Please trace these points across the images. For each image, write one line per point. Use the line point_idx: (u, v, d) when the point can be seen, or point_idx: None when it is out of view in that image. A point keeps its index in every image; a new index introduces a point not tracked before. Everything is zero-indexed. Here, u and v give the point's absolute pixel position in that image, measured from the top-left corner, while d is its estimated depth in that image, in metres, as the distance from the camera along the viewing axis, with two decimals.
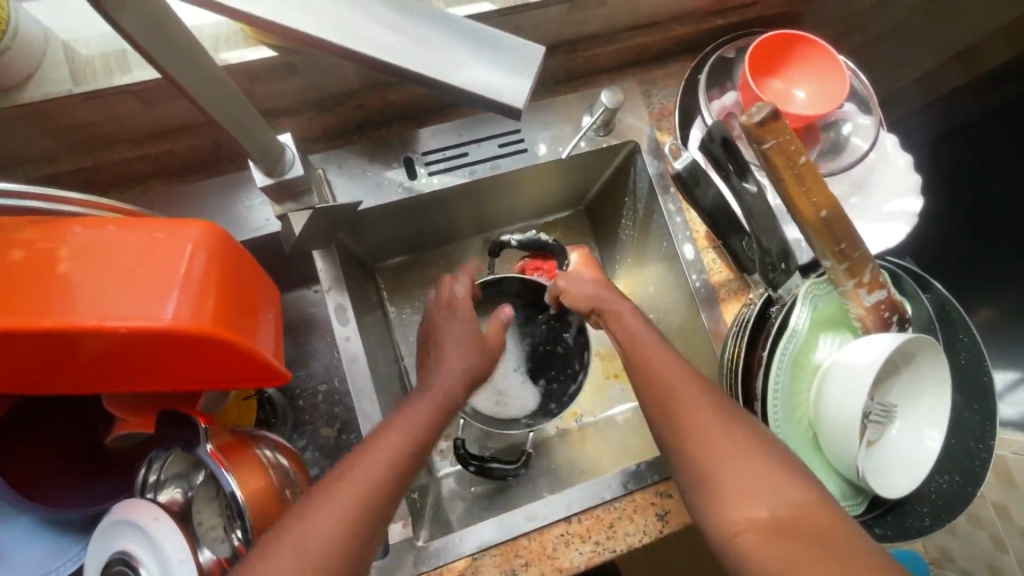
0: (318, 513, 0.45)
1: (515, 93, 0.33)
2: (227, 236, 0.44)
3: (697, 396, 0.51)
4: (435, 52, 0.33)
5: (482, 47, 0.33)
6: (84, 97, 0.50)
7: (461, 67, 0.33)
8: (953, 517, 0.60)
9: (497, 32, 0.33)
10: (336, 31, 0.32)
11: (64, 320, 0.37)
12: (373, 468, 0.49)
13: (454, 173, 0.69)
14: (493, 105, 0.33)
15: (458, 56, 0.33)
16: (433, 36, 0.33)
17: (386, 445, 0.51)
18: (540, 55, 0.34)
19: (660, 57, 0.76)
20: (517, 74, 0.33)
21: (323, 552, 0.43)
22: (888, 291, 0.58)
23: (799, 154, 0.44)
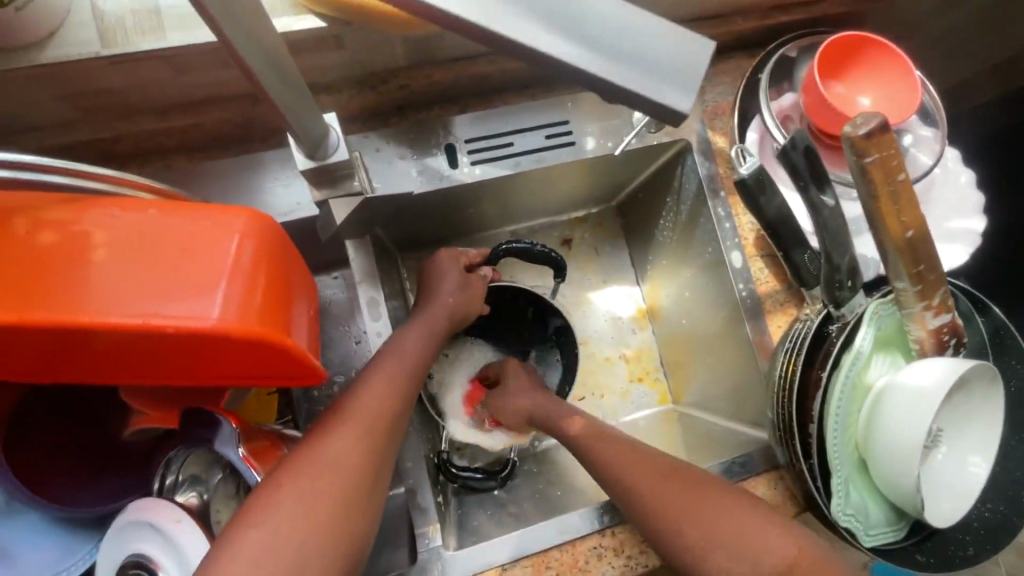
0: (308, 466, 0.45)
1: (643, 86, 0.29)
2: (273, 224, 0.40)
3: (657, 478, 0.55)
4: (578, 36, 0.29)
5: (626, 35, 0.29)
6: (112, 60, 0.45)
7: (610, 56, 0.29)
8: (999, 547, 0.59)
9: (634, 14, 0.29)
10: (471, 6, 0.28)
11: (101, 318, 0.34)
12: (357, 419, 0.50)
13: (497, 164, 0.65)
14: (629, 100, 0.29)
15: (607, 44, 0.29)
16: (576, 18, 0.29)
17: (366, 397, 0.52)
18: (711, 51, 0.29)
19: (715, 52, 0.72)
20: (642, 67, 0.29)
21: (320, 501, 0.44)
22: (952, 314, 0.56)
23: (899, 170, 0.41)
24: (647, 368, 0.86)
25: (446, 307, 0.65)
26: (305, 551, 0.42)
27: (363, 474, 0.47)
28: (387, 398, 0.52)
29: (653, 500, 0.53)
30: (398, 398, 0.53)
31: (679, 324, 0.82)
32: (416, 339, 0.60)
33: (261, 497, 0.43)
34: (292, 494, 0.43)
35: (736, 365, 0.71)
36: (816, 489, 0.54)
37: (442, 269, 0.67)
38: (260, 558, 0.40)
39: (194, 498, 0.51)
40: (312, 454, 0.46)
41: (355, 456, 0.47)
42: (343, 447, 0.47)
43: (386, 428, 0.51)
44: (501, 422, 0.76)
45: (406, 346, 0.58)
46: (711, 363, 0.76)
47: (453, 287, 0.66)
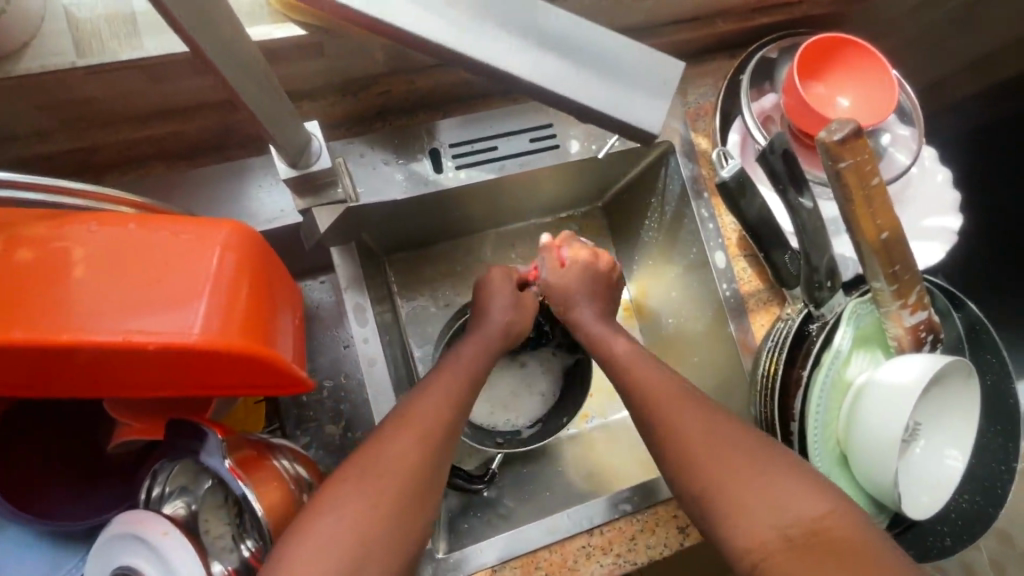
0: (372, 466, 0.48)
1: (606, 103, 0.30)
2: (255, 234, 0.40)
3: (708, 428, 0.50)
4: (560, 62, 0.30)
5: (605, 55, 0.30)
6: (88, 70, 0.45)
7: (577, 78, 0.30)
8: (975, 538, 0.60)
9: (599, 34, 0.30)
10: (449, 28, 0.28)
11: (81, 336, 0.34)
12: (415, 423, 0.51)
13: (482, 168, 0.65)
14: (610, 120, 0.30)
15: (576, 66, 0.30)
16: (554, 45, 0.30)
17: (429, 403, 0.53)
18: (681, 71, 0.31)
19: (697, 53, 0.73)
20: (613, 85, 0.29)
21: (383, 498, 0.46)
22: (928, 312, 0.57)
23: (872, 174, 0.42)
24: None
25: (500, 325, 0.65)
26: (366, 547, 0.44)
27: (420, 476, 0.49)
28: (440, 405, 0.53)
29: (699, 460, 0.48)
30: (453, 405, 0.54)
31: (666, 323, 0.82)
32: (471, 353, 0.61)
33: (334, 489, 0.46)
34: (357, 497, 0.46)
35: (722, 364, 0.72)
36: None
37: (494, 286, 0.67)
38: (325, 550, 0.43)
39: (181, 508, 0.51)
40: (376, 455, 0.48)
41: (411, 459, 0.49)
42: (403, 449, 0.49)
43: (442, 433, 0.52)
44: (491, 433, 0.76)
45: (462, 359, 0.60)
46: (696, 361, 0.77)
47: (505, 303, 0.66)
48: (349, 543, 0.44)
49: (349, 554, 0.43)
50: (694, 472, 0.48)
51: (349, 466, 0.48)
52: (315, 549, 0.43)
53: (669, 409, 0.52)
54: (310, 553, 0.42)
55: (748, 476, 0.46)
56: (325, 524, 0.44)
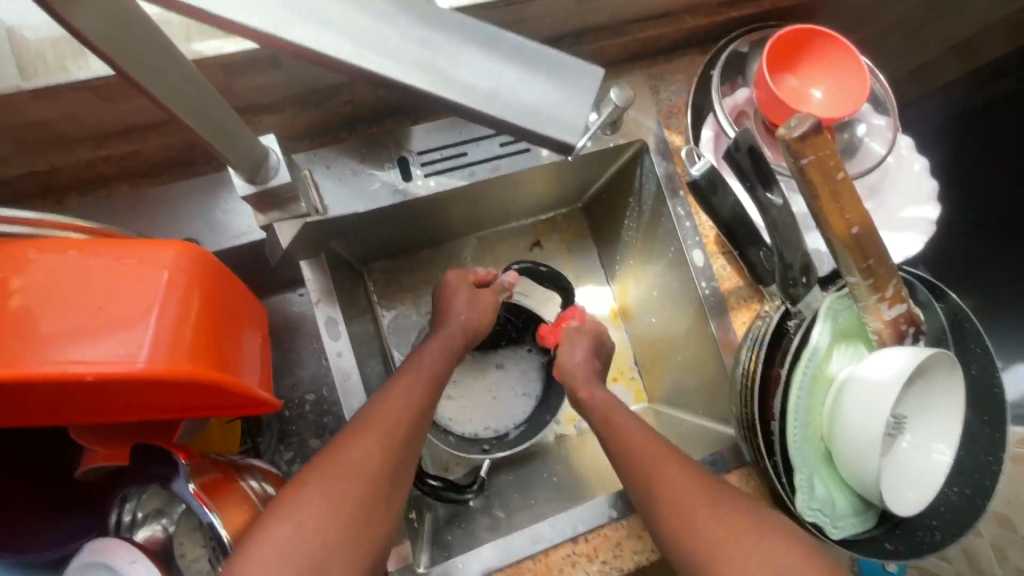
0: (331, 469, 0.46)
1: (532, 118, 0.27)
2: (206, 255, 0.39)
3: (691, 494, 0.51)
4: (473, 78, 0.27)
5: (526, 67, 0.27)
6: (34, 93, 0.44)
7: (498, 89, 0.26)
8: (964, 531, 0.59)
9: (527, 43, 0.27)
10: (348, 44, 0.26)
11: (20, 368, 0.33)
12: (376, 426, 0.50)
13: (452, 175, 0.64)
14: (526, 137, 0.27)
15: (497, 77, 0.27)
16: (476, 58, 0.26)
17: (392, 407, 0.52)
18: (599, 76, 0.27)
19: (669, 50, 0.72)
20: (541, 89, 0.27)
21: (341, 504, 0.45)
22: (908, 305, 0.56)
23: (837, 169, 0.41)
24: (622, 368, 0.88)
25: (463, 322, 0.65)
26: (324, 556, 0.43)
27: (381, 482, 0.47)
28: (403, 407, 0.52)
29: (685, 525, 0.49)
30: (415, 407, 0.53)
31: (651, 323, 0.82)
32: (434, 354, 0.60)
33: (289, 496, 0.45)
34: (317, 502, 0.44)
35: (706, 363, 0.71)
36: (782, 485, 0.54)
37: (452, 288, 0.68)
38: (280, 560, 0.41)
39: (158, 531, 0.50)
40: (336, 459, 0.47)
41: (371, 460, 0.48)
42: (363, 450, 0.48)
43: (403, 434, 0.51)
44: (476, 440, 0.75)
45: (423, 361, 0.59)
46: (681, 360, 0.77)
47: (462, 302, 0.66)
48: (305, 549, 0.42)
49: (305, 561, 0.42)
50: (689, 543, 0.48)
51: (305, 471, 0.47)
52: (269, 557, 0.41)
53: (657, 472, 0.53)
54: (264, 561, 0.41)
55: (741, 538, 0.47)
56: (281, 530, 0.42)
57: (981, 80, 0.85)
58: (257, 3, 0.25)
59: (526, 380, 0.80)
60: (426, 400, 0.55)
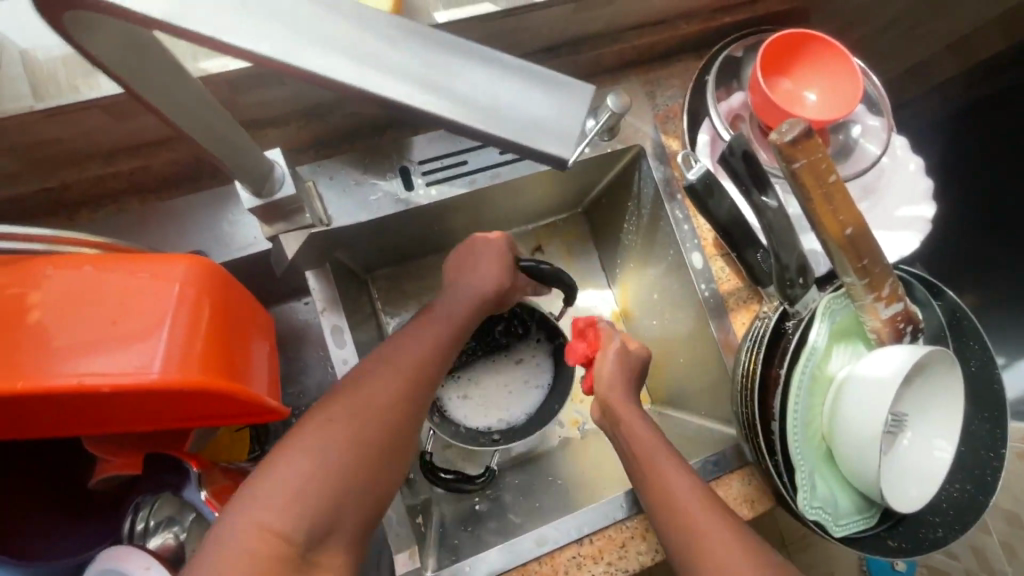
0: (346, 413, 0.48)
1: (528, 132, 0.27)
2: (216, 268, 0.40)
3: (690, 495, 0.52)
4: (466, 93, 0.27)
5: (518, 82, 0.28)
6: (46, 113, 0.45)
7: (494, 105, 0.27)
8: (967, 527, 0.60)
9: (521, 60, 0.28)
10: (349, 64, 0.27)
11: (38, 382, 0.34)
12: (386, 377, 0.51)
13: (452, 183, 0.65)
14: (517, 148, 0.28)
15: (492, 93, 0.27)
16: (472, 75, 0.27)
17: (413, 348, 0.54)
18: (587, 90, 0.28)
19: (664, 56, 0.73)
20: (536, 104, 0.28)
21: (360, 427, 0.47)
22: (905, 303, 0.57)
23: (829, 172, 0.42)
24: None
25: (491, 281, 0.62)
26: (341, 471, 0.45)
27: (397, 413, 0.50)
28: (414, 362, 0.53)
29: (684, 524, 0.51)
30: (426, 362, 0.54)
31: (652, 325, 0.83)
32: (449, 308, 0.59)
33: (301, 435, 0.46)
34: (338, 424, 0.46)
35: (707, 364, 0.72)
36: (783, 484, 0.55)
37: (481, 251, 0.63)
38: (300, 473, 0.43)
39: (170, 539, 0.50)
40: (359, 388, 0.49)
41: (381, 412, 0.49)
42: (373, 402, 0.49)
43: (413, 388, 0.51)
44: (486, 432, 0.77)
45: (435, 316, 0.58)
46: (682, 361, 0.78)
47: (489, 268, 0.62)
48: (315, 488, 0.43)
49: (314, 498, 0.43)
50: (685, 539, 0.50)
51: (318, 413, 0.47)
52: (280, 492, 0.42)
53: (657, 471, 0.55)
54: (274, 496, 0.42)
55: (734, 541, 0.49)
56: (291, 468, 0.43)
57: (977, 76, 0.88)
58: (260, 29, 0.26)
59: (534, 368, 0.80)
60: (438, 358, 0.55)
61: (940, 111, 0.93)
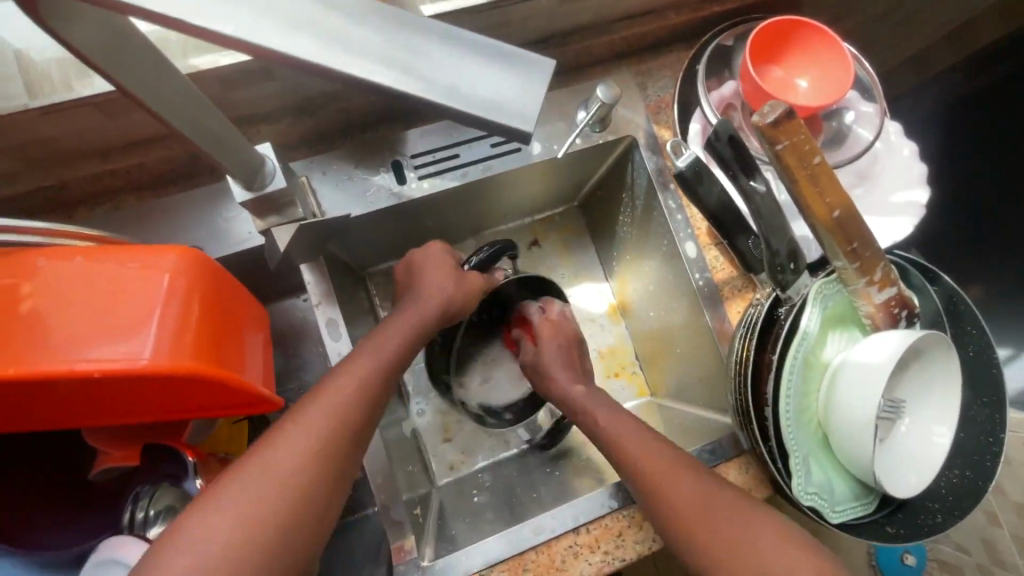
0: (287, 441, 0.45)
1: (499, 110, 0.28)
2: (207, 260, 0.41)
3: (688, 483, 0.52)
4: (436, 74, 0.28)
5: (486, 62, 0.28)
6: (42, 111, 0.46)
7: (458, 83, 0.28)
8: (966, 513, 0.59)
9: (491, 41, 0.28)
10: (322, 47, 0.27)
11: (30, 368, 0.34)
12: (334, 399, 0.49)
13: (444, 176, 0.66)
14: (486, 126, 0.28)
15: (459, 73, 0.28)
16: (441, 57, 0.28)
17: (360, 367, 0.52)
18: (552, 67, 0.29)
19: (655, 47, 0.73)
20: (504, 82, 0.28)
21: (306, 458, 0.45)
22: (898, 287, 0.56)
23: (813, 153, 0.42)
24: (623, 363, 0.88)
25: (437, 298, 0.63)
26: (286, 507, 0.43)
27: (344, 437, 0.48)
28: (363, 379, 0.51)
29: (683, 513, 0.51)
30: (375, 379, 0.52)
31: (649, 317, 0.83)
32: (397, 331, 0.59)
33: (244, 469, 0.43)
34: (280, 456, 0.44)
35: (703, 353, 0.72)
36: (777, 470, 0.55)
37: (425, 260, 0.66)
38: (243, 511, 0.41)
39: (169, 530, 0.50)
40: (300, 417, 0.47)
41: (329, 434, 0.47)
42: (320, 423, 0.47)
43: (363, 408, 0.50)
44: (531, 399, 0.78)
45: (384, 336, 0.57)
46: (680, 352, 0.78)
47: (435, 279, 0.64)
48: (258, 524, 0.41)
49: (258, 534, 0.41)
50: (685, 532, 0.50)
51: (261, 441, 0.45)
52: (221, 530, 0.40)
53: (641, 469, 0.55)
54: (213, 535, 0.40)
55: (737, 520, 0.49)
56: (231, 503, 0.41)
57: (976, 64, 0.87)
58: (234, 13, 0.27)
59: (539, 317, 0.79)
60: (389, 371, 0.54)
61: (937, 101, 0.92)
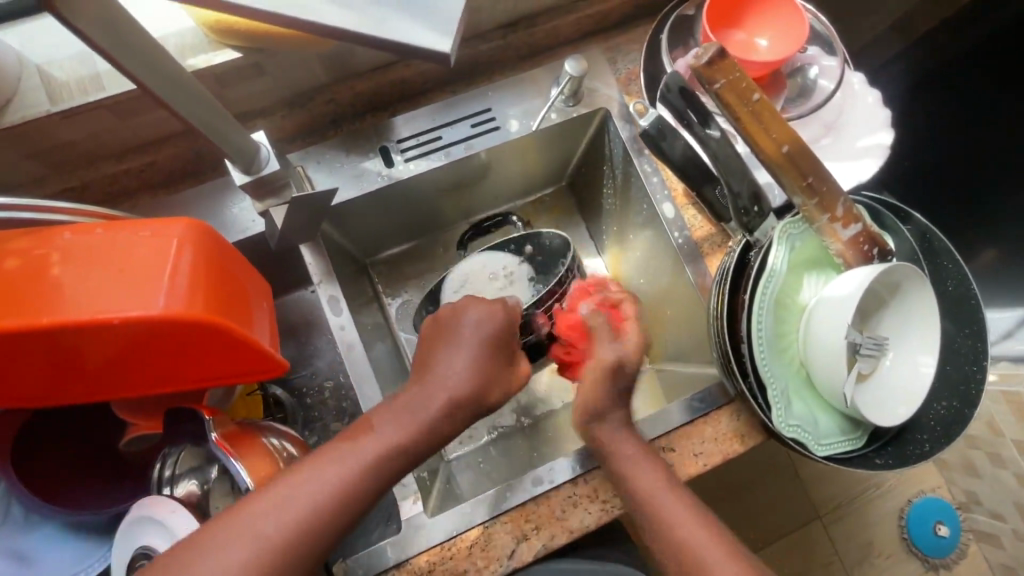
0: (261, 516, 0.45)
1: (433, 36, 0.29)
2: (210, 229, 0.47)
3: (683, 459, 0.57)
4: (362, 9, 0.29)
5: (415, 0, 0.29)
6: (62, 115, 0.52)
7: (390, 18, 0.29)
8: (953, 440, 0.60)
9: None
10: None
11: (59, 318, 0.40)
12: (293, 507, 0.46)
13: (429, 158, 0.71)
14: (424, 57, 0.29)
15: (390, 11, 0.29)
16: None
17: (361, 443, 0.50)
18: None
19: (622, 23, 0.77)
20: (433, 17, 0.29)
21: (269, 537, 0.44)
22: (864, 223, 0.58)
23: (750, 93, 0.52)
24: None
25: (442, 389, 0.54)
26: None
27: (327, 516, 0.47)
28: (339, 483, 0.48)
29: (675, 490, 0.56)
30: (363, 470, 0.49)
31: (641, 285, 0.85)
32: (395, 420, 0.52)
33: (208, 534, 0.44)
34: (246, 526, 0.44)
35: (689, 311, 0.75)
36: (758, 404, 0.57)
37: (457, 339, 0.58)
38: None
39: (194, 487, 0.55)
40: (289, 487, 0.46)
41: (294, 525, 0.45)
42: (278, 525, 0.45)
43: (310, 538, 0.46)
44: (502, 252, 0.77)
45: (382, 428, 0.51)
46: (671, 316, 0.81)
47: (455, 365, 0.56)
48: None
49: None
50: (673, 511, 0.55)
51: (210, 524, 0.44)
52: None
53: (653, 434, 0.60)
54: None
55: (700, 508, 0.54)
56: None
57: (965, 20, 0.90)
58: None
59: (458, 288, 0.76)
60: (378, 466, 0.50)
61: (928, 63, 0.95)
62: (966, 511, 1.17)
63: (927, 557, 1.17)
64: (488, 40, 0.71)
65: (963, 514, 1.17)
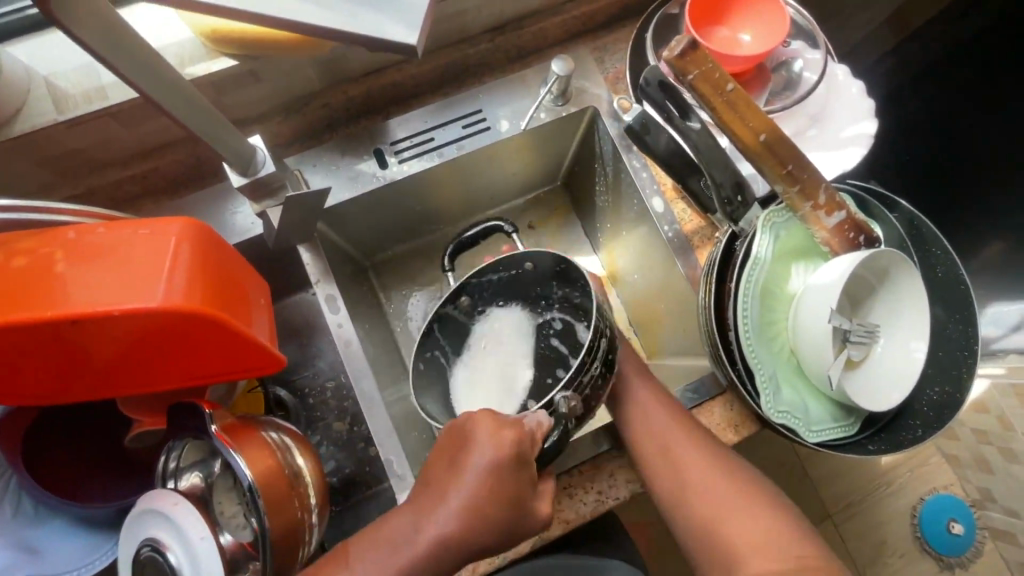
0: None
1: (402, 28, 0.31)
2: (208, 228, 0.49)
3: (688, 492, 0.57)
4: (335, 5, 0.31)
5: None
6: (68, 123, 0.55)
7: (363, 14, 0.31)
8: (946, 425, 0.60)
9: None
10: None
11: (63, 309, 0.42)
12: None
13: (423, 159, 0.73)
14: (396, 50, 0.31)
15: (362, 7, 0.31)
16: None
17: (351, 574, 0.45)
18: None
19: (609, 24, 0.79)
20: (402, 11, 0.31)
21: None
22: (848, 211, 0.59)
23: (725, 83, 0.54)
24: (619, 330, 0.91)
25: (440, 526, 0.46)
26: None
27: None
28: None
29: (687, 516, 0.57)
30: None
31: (636, 280, 0.86)
32: (382, 547, 0.46)
33: None
34: None
35: (682, 304, 0.76)
36: (747, 390, 0.58)
37: (466, 462, 0.48)
38: None
39: (198, 480, 0.57)
40: None
41: None
42: None
43: None
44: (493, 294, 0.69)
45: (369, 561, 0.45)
46: (665, 310, 0.82)
47: (456, 500, 0.47)
48: None
49: None
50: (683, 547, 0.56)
51: None
52: None
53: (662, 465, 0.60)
54: None
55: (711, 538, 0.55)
56: None
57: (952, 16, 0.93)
58: None
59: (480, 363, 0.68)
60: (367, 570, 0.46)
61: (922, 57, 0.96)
62: (980, 508, 1.14)
63: (941, 556, 1.14)
64: (476, 43, 0.73)
65: (977, 512, 1.14)
